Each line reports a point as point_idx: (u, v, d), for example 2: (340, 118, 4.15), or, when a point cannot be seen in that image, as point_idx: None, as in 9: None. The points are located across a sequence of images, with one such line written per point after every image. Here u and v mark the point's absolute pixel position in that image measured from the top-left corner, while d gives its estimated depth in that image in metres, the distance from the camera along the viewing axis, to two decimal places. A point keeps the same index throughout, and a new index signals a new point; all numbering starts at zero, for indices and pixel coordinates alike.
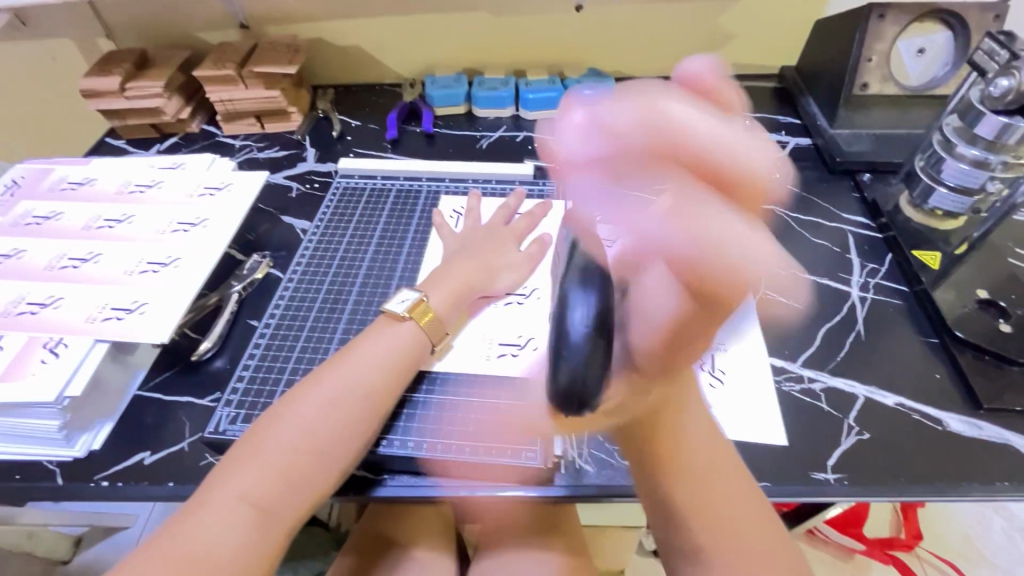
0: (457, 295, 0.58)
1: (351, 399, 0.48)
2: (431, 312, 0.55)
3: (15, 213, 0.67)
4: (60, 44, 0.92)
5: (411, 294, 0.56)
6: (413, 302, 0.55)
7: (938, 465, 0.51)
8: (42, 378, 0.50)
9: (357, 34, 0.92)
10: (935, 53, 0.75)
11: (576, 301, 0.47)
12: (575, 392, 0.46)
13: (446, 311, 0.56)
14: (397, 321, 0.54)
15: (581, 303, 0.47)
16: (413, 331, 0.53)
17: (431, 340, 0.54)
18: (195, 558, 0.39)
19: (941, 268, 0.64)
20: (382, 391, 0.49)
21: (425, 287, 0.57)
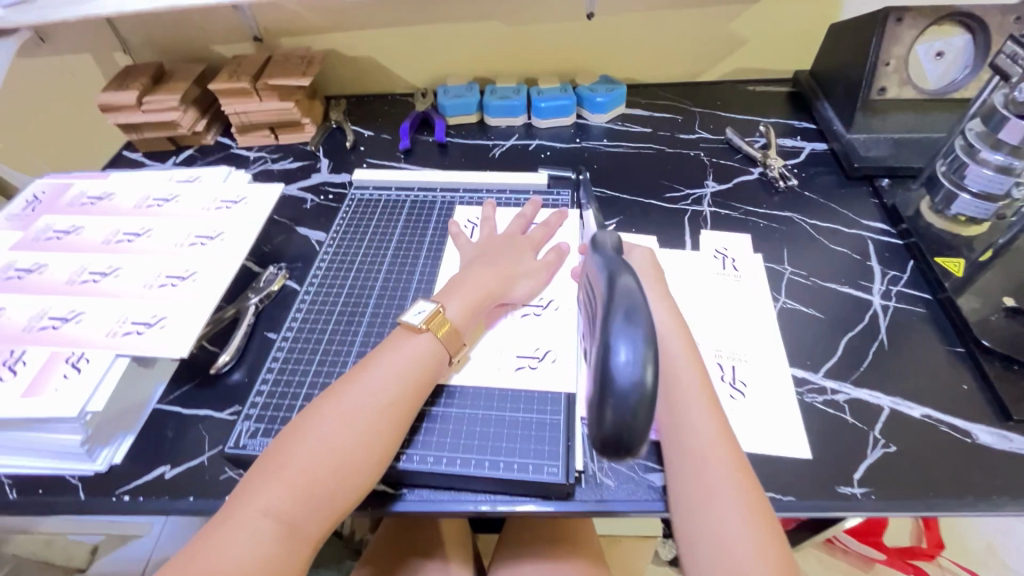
0: (475, 304, 0.57)
1: (371, 413, 0.47)
2: (448, 323, 0.54)
3: (37, 228, 0.68)
4: (78, 60, 0.94)
5: (427, 305, 0.55)
6: (430, 312, 0.54)
7: (967, 478, 0.49)
8: (64, 393, 0.51)
9: (369, 45, 0.92)
10: (954, 55, 0.74)
11: (621, 339, 0.40)
12: (622, 438, 0.39)
13: (464, 323, 0.55)
14: (415, 334, 0.53)
15: (627, 343, 0.40)
16: (432, 344, 0.52)
17: (450, 353, 0.54)
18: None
19: (965, 275, 0.63)
20: (402, 405, 0.49)
21: (441, 298, 0.57)
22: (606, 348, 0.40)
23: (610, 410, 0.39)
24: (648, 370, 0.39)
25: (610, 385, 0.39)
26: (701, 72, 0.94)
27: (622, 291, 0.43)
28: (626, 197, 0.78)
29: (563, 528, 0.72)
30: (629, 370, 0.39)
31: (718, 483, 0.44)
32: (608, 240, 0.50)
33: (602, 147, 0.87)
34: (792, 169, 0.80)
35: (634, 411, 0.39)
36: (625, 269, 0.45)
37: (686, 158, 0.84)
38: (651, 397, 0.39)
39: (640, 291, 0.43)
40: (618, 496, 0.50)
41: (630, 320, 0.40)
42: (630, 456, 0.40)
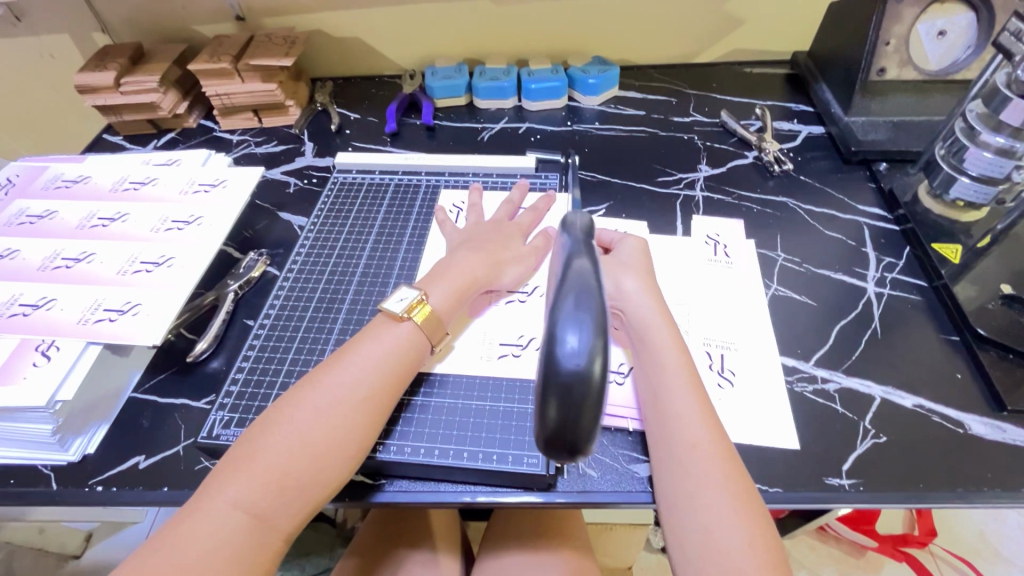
0: (460, 292, 0.55)
1: (347, 405, 0.46)
2: (429, 308, 0.52)
3: (10, 212, 0.66)
4: (55, 40, 0.91)
5: (410, 291, 0.53)
6: (413, 300, 0.52)
7: (958, 470, 0.48)
8: (33, 382, 0.49)
9: (354, 25, 0.89)
10: (957, 35, 0.71)
11: (567, 324, 0.37)
12: (566, 435, 0.37)
13: (448, 311, 0.54)
14: (397, 323, 0.51)
15: (574, 329, 0.37)
16: (414, 332, 0.51)
17: (432, 342, 0.52)
18: (186, 570, 0.38)
19: (962, 262, 0.62)
20: (380, 397, 0.47)
21: (425, 285, 0.55)
22: (553, 335, 0.38)
23: (553, 399, 0.37)
24: (596, 363, 0.36)
25: (552, 372, 0.37)
26: (697, 54, 0.92)
27: (575, 276, 0.40)
28: (617, 181, 0.76)
29: (550, 518, 0.71)
30: (574, 360, 0.36)
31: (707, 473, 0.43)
32: (580, 221, 0.47)
33: (593, 130, 0.85)
34: (788, 153, 0.78)
35: (577, 404, 0.36)
36: (585, 252, 0.43)
37: (679, 142, 0.81)
38: (598, 391, 0.36)
39: (595, 274, 0.41)
40: (601, 487, 0.49)
41: (579, 305, 0.38)
42: (574, 455, 0.38)
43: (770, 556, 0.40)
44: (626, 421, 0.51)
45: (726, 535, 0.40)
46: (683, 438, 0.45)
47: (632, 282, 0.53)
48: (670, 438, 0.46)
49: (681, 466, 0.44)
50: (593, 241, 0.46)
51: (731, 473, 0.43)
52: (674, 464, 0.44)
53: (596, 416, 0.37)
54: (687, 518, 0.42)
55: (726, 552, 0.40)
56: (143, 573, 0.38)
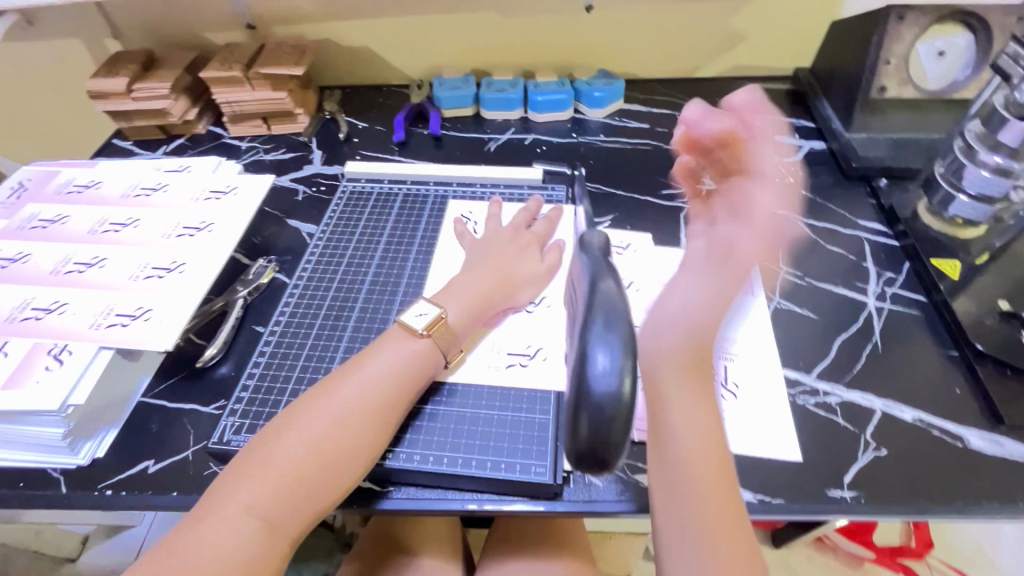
0: (478, 307, 0.56)
1: (359, 413, 0.46)
2: (445, 322, 0.53)
3: (21, 216, 0.67)
4: (67, 45, 0.92)
5: (429, 307, 0.54)
6: (433, 317, 0.53)
7: (957, 483, 0.49)
8: (46, 386, 0.50)
9: (364, 35, 0.91)
10: (956, 55, 0.73)
11: (597, 345, 0.39)
12: (599, 451, 0.37)
13: (463, 326, 0.55)
14: (412, 337, 0.52)
15: (604, 349, 0.39)
16: (431, 351, 0.52)
17: (446, 357, 0.53)
18: (197, 574, 0.38)
19: (960, 278, 0.63)
20: (391, 405, 0.48)
21: (441, 299, 0.55)
22: (583, 356, 0.39)
23: (583, 412, 0.38)
24: (627, 381, 0.38)
25: (584, 389, 0.38)
26: (700, 69, 0.93)
27: (602, 297, 0.42)
28: (621, 193, 0.77)
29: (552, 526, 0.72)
30: (606, 380, 0.38)
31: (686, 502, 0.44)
32: (597, 242, 0.48)
33: (598, 142, 0.86)
34: (789, 168, 0.79)
35: (609, 422, 0.37)
36: (609, 272, 0.44)
37: (683, 155, 0.83)
38: (629, 409, 0.38)
39: (621, 294, 0.42)
40: (607, 497, 0.49)
41: (608, 327, 0.39)
42: (604, 471, 0.38)
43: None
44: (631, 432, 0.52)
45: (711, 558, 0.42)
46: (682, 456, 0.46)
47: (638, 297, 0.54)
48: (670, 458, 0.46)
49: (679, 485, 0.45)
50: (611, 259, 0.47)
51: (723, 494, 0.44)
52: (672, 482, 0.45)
53: (626, 431, 0.38)
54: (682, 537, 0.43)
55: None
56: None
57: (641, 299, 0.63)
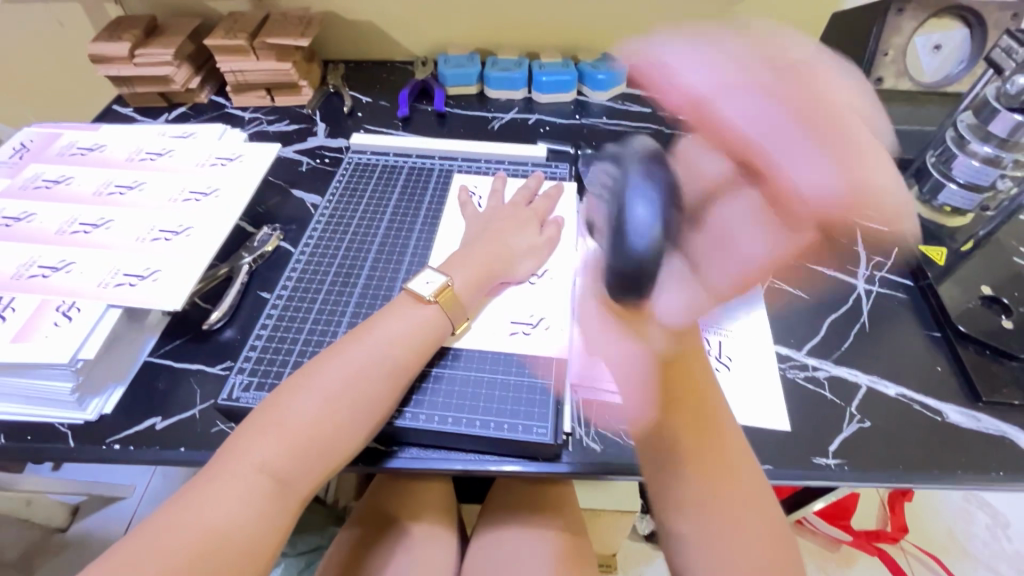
0: (481, 278, 0.58)
1: (367, 376, 0.48)
2: (453, 293, 0.55)
3: (25, 176, 0.67)
4: (67, 7, 0.91)
5: (437, 277, 0.56)
6: (440, 285, 0.54)
7: (936, 453, 0.52)
8: (56, 340, 0.51)
9: (370, 10, 0.91)
10: (952, 50, 0.76)
11: (637, 198, 0.58)
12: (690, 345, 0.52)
13: (469, 296, 0.56)
14: (419, 305, 0.53)
15: (642, 202, 0.58)
16: (436, 316, 0.53)
17: (454, 324, 0.55)
18: (214, 526, 0.40)
19: (946, 264, 0.65)
20: (400, 368, 0.50)
21: (447, 269, 0.57)
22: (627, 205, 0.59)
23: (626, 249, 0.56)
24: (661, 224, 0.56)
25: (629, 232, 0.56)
26: None
27: (635, 155, 0.65)
28: None
29: (544, 495, 0.74)
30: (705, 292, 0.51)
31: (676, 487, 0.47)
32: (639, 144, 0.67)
33: (601, 125, 0.87)
34: None
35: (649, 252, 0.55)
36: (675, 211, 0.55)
37: (684, 139, 0.84)
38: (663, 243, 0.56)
39: None
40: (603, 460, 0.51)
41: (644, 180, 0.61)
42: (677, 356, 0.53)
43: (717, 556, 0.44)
44: None
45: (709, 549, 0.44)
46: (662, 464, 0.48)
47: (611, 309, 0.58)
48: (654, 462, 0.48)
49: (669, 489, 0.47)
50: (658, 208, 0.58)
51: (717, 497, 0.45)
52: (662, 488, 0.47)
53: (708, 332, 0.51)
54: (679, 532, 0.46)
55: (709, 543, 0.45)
56: (171, 527, 0.39)
57: None
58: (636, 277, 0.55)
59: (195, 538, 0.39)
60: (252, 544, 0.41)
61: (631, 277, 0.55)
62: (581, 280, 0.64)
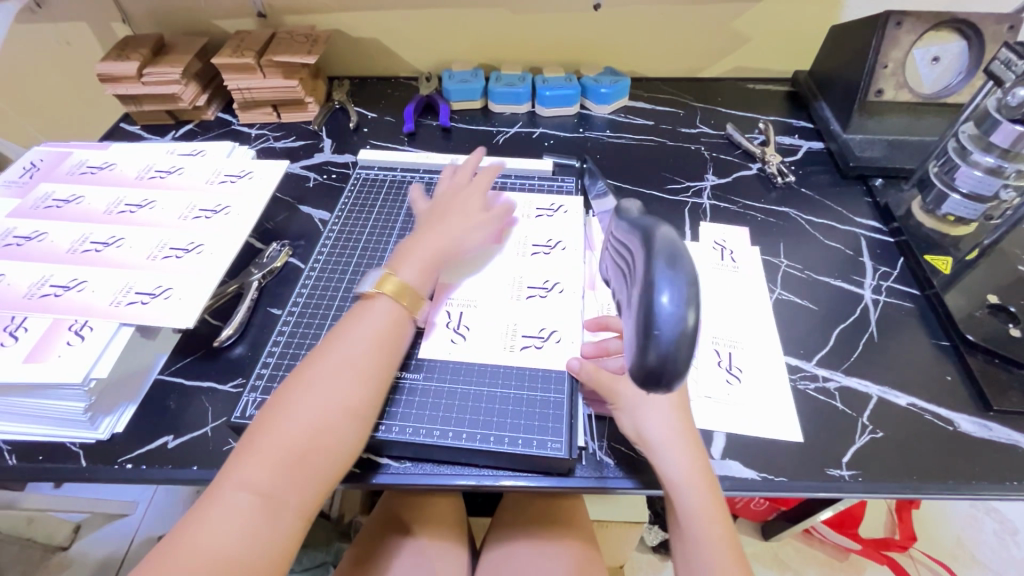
0: (428, 266, 0.57)
1: (342, 384, 0.48)
2: (406, 286, 0.55)
3: (35, 195, 0.67)
4: (75, 28, 0.92)
5: (379, 270, 0.55)
6: (380, 278, 0.55)
7: (949, 464, 0.52)
8: (69, 360, 0.51)
9: (375, 27, 0.92)
10: (950, 61, 0.77)
11: (663, 280, 0.34)
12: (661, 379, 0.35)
13: (421, 283, 0.56)
14: (372, 299, 0.53)
15: (668, 281, 0.35)
16: (391, 307, 0.53)
17: (411, 313, 0.54)
18: (214, 550, 0.39)
19: (952, 273, 0.66)
20: (373, 372, 0.49)
21: (394, 264, 0.57)
22: (645, 284, 0.35)
23: (651, 347, 0.34)
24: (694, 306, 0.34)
25: (651, 329, 0.34)
26: (704, 69, 0.96)
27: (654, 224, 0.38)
28: (628, 187, 0.79)
29: (553, 507, 0.74)
30: (672, 316, 0.34)
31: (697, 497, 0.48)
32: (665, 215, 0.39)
33: (604, 138, 0.88)
34: (789, 166, 0.82)
35: (678, 347, 0.34)
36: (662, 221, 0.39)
37: (687, 152, 0.85)
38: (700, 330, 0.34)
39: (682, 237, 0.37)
40: (617, 474, 0.51)
41: (670, 249, 0.36)
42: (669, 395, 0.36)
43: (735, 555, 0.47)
44: None
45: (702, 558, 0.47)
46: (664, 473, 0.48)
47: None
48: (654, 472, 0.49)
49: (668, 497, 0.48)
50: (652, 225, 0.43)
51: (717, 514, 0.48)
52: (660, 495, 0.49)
53: None
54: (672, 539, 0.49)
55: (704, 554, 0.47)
56: (171, 555, 0.39)
57: None
58: (658, 373, 0.35)
59: (196, 563, 0.38)
60: (252, 568, 0.40)
61: (653, 373, 0.35)
62: (590, 293, 0.64)
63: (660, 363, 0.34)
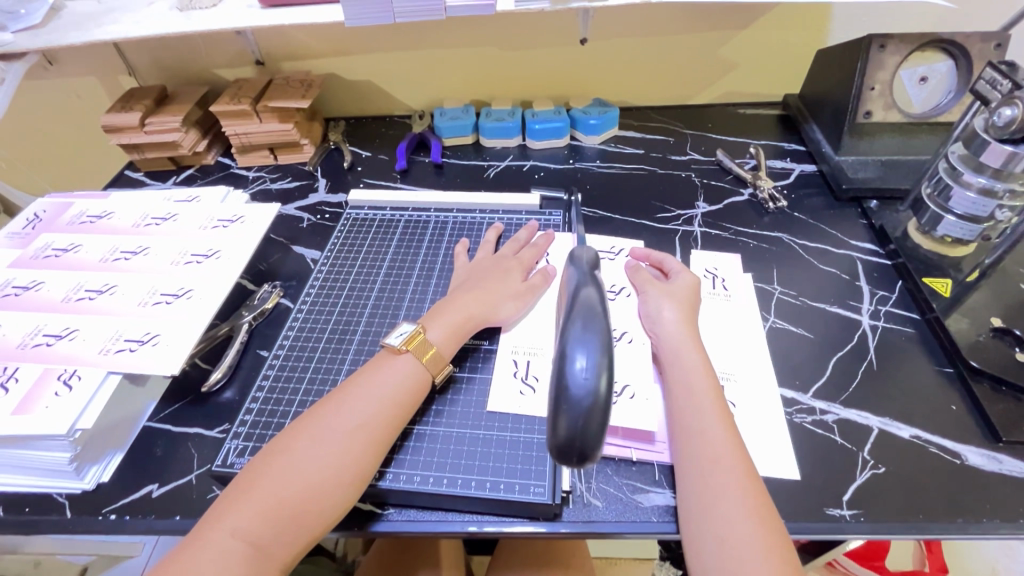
0: (460, 329, 0.57)
1: (338, 428, 0.47)
2: (431, 348, 0.55)
3: (35, 246, 0.69)
4: (83, 82, 0.96)
5: (409, 326, 0.56)
6: (410, 334, 0.55)
7: (956, 500, 0.49)
8: (55, 410, 0.51)
9: (367, 69, 0.94)
10: (938, 80, 0.76)
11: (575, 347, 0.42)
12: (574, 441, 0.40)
13: (446, 345, 0.56)
14: (396, 356, 0.53)
15: (582, 351, 0.43)
16: (414, 366, 0.53)
17: (432, 374, 0.54)
18: None
19: (953, 296, 0.64)
20: (372, 432, 0.48)
21: (426, 322, 0.57)
22: (564, 355, 0.43)
23: (564, 418, 0.40)
24: (602, 378, 0.41)
25: (564, 395, 0.41)
26: (693, 96, 0.96)
27: (581, 305, 0.47)
28: (618, 217, 0.79)
29: (555, 548, 0.71)
30: (584, 376, 0.41)
31: (727, 490, 0.45)
32: (592, 295, 0.48)
33: (594, 168, 0.88)
34: (782, 191, 0.81)
35: (587, 418, 0.40)
36: (591, 282, 0.50)
37: (678, 179, 0.85)
38: (605, 403, 0.40)
39: (600, 303, 0.47)
40: (604, 518, 0.49)
41: (586, 329, 0.44)
42: (583, 461, 0.40)
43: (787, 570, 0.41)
44: (630, 452, 0.53)
45: (740, 547, 0.42)
46: (703, 452, 0.47)
47: (669, 309, 0.58)
48: (691, 453, 0.48)
49: (702, 481, 0.46)
50: (596, 273, 0.53)
51: (759, 505, 0.44)
52: (696, 478, 0.46)
53: (603, 427, 0.40)
54: (702, 530, 0.44)
55: (746, 562, 0.41)
56: None
57: (631, 305, 0.63)
58: (570, 448, 0.40)
59: None
60: None
61: (567, 447, 0.40)
62: None
63: (570, 436, 0.40)
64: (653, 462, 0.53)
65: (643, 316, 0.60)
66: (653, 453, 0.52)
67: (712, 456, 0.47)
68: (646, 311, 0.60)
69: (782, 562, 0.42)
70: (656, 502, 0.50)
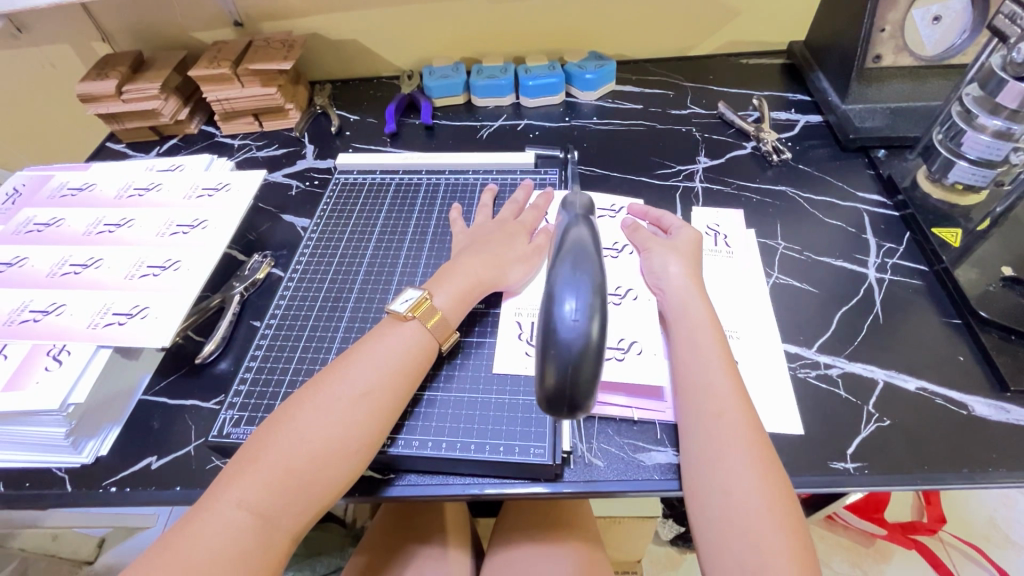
0: (466, 295, 0.56)
1: (342, 397, 0.46)
2: (437, 312, 0.53)
3: (17, 221, 0.67)
4: (56, 50, 0.92)
5: (414, 292, 0.54)
6: (417, 300, 0.53)
7: (962, 450, 0.49)
8: (45, 385, 0.50)
9: (350, 28, 0.90)
10: (952, 20, 0.70)
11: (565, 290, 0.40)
12: (565, 392, 0.38)
13: (453, 310, 0.54)
14: (401, 322, 0.52)
15: (572, 294, 0.40)
16: (421, 333, 0.52)
17: (438, 341, 0.53)
18: (199, 568, 0.39)
19: (962, 245, 0.62)
20: (376, 399, 0.47)
21: (431, 287, 0.56)
22: (552, 298, 0.41)
23: (552, 364, 0.39)
24: (594, 323, 0.39)
25: (552, 340, 0.39)
26: (694, 47, 0.92)
27: (571, 244, 0.45)
28: (616, 174, 0.76)
29: (557, 509, 0.72)
30: (574, 321, 0.39)
31: (730, 442, 0.44)
32: (582, 234, 0.45)
33: (591, 125, 0.85)
34: (786, 143, 0.78)
35: (577, 363, 0.38)
36: (583, 223, 0.48)
37: (678, 134, 0.82)
38: (597, 350, 0.39)
39: (591, 242, 0.45)
40: (605, 478, 0.49)
41: (576, 270, 0.42)
42: (574, 412, 0.39)
43: (793, 523, 0.41)
44: (631, 412, 0.52)
45: (744, 496, 0.42)
46: (709, 404, 0.47)
47: (675, 266, 0.56)
48: (694, 406, 0.47)
49: (705, 434, 0.45)
50: (591, 216, 0.50)
51: (768, 466, 0.43)
52: (699, 431, 0.46)
53: (595, 374, 0.39)
54: (706, 482, 0.44)
55: (748, 513, 0.41)
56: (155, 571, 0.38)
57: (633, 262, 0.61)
58: (560, 397, 0.39)
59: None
60: None
61: (556, 396, 0.39)
62: None
63: (559, 386, 0.38)
64: (654, 421, 0.52)
65: (646, 274, 0.58)
66: (655, 411, 0.52)
67: (719, 410, 0.46)
68: (651, 269, 0.58)
69: (786, 516, 0.41)
70: (658, 461, 0.50)
